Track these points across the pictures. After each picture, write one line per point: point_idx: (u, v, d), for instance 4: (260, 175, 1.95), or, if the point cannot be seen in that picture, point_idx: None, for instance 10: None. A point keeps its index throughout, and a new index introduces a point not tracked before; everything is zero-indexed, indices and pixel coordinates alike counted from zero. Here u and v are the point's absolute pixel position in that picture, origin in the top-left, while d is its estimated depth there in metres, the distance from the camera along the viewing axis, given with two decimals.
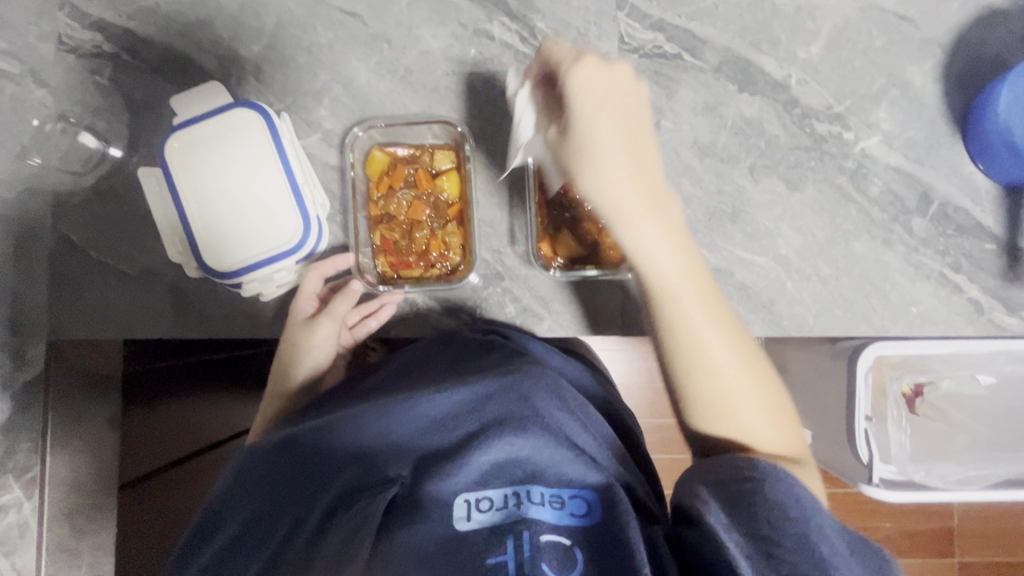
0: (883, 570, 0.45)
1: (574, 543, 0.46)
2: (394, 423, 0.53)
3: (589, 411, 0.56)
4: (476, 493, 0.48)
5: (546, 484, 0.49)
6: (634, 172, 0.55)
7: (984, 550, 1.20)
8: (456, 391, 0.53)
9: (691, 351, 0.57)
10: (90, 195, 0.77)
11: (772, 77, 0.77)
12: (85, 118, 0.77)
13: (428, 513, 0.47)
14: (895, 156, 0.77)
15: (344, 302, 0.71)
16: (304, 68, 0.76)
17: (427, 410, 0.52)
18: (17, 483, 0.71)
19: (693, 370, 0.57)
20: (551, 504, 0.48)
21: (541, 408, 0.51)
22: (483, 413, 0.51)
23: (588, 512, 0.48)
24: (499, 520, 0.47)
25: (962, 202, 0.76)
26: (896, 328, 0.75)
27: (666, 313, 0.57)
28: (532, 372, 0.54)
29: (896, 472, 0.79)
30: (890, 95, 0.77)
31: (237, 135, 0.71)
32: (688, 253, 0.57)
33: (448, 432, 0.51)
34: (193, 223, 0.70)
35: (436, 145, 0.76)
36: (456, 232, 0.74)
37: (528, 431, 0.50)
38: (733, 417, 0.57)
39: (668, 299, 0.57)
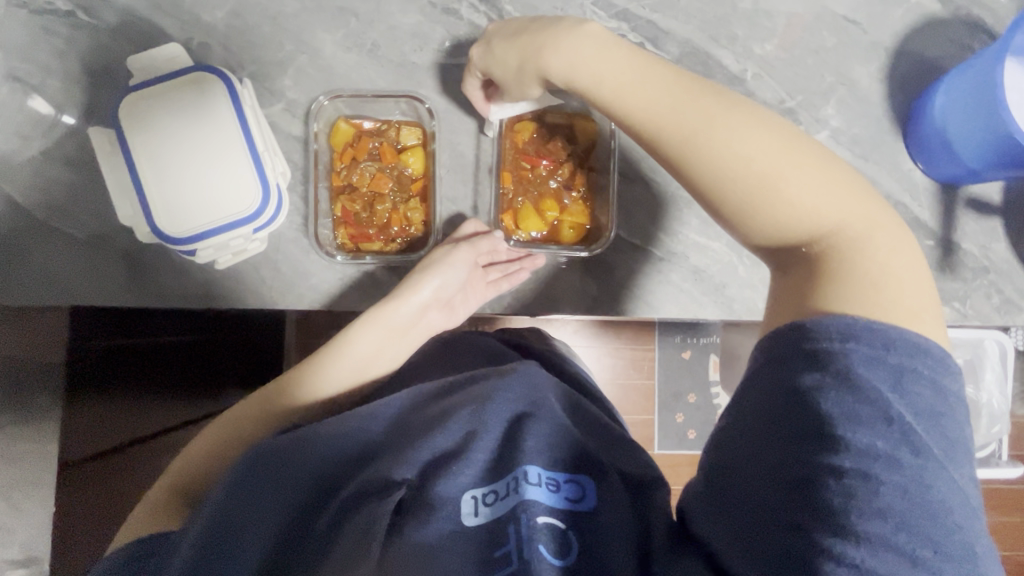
0: (934, 407, 0.43)
1: (568, 526, 0.49)
2: (407, 423, 0.58)
3: (589, 406, 0.61)
4: (482, 488, 0.51)
5: (541, 465, 0.51)
6: (652, 75, 0.54)
7: None
8: (464, 395, 0.57)
9: (728, 180, 0.50)
10: (37, 157, 0.73)
11: (729, 70, 0.80)
12: (35, 76, 0.73)
13: (436, 510, 0.49)
14: (842, 151, 0.81)
15: (486, 243, 0.72)
16: (269, 37, 0.75)
17: (433, 410, 0.58)
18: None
19: (718, 176, 0.51)
20: (547, 487, 0.50)
21: (540, 400, 0.56)
22: (483, 415, 0.54)
23: (582, 498, 0.50)
24: (502, 510, 0.49)
25: (902, 197, 0.81)
26: None
27: (691, 162, 0.52)
28: (522, 370, 0.58)
29: None
30: (839, 93, 0.81)
31: (196, 98, 0.70)
32: (657, 78, 0.54)
33: (450, 432, 0.54)
34: (146, 185, 0.68)
35: (403, 122, 0.77)
36: (419, 207, 0.76)
37: (530, 427, 0.53)
38: (779, 203, 0.50)
39: (687, 138, 0.51)
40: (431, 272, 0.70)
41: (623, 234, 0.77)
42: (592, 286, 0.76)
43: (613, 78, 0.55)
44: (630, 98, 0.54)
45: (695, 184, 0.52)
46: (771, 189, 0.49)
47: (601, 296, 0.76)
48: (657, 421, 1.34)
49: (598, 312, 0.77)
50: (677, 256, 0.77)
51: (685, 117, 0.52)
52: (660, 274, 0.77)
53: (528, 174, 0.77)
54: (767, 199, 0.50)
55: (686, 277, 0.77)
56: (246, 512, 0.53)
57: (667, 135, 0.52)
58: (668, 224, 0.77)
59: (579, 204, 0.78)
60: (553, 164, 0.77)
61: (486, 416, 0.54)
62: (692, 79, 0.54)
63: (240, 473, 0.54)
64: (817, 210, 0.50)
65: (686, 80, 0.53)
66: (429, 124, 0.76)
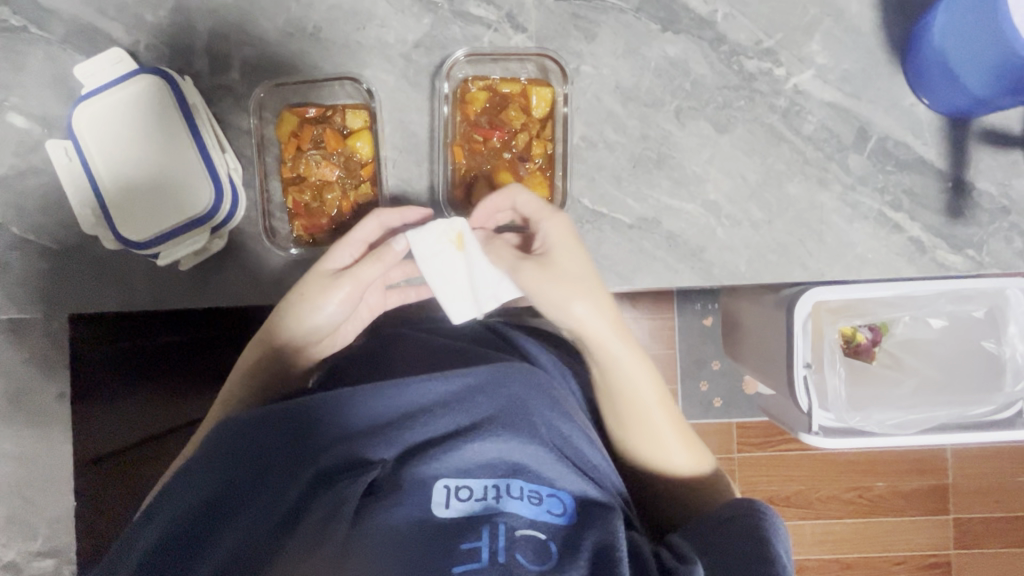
0: None
1: (548, 538, 0.50)
2: (382, 409, 0.54)
3: (576, 413, 0.60)
4: (456, 481, 0.50)
5: (525, 479, 0.52)
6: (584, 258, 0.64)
7: (905, 478, 1.33)
8: (450, 380, 0.55)
9: (628, 412, 0.65)
10: (10, 173, 0.76)
11: (697, 13, 0.72)
12: (1, 94, 0.75)
13: (410, 495, 0.49)
14: (830, 90, 0.73)
15: (373, 265, 0.65)
16: (211, 32, 0.74)
17: (420, 395, 0.55)
18: None
19: (626, 419, 0.66)
20: (529, 500, 0.51)
21: (534, 410, 0.55)
22: (476, 408, 0.54)
23: (563, 512, 0.52)
24: (477, 509, 0.49)
25: (902, 136, 0.73)
26: (834, 271, 0.73)
27: (604, 392, 0.66)
28: (523, 369, 0.56)
29: (836, 419, 0.76)
30: (824, 25, 0.73)
31: (142, 102, 0.70)
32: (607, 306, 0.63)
33: (437, 418, 0.54)
34: (105, 193, 0.70)
35: (349, 105, 0.74)
36: (369, 192, 0.73)
37: (519, 433, 0.53)
38: (654, 440, 0.66)
39: (639, 409, 0.65)
40: (318, 301, 0.65)
41: (588, 203, 0.73)
42: None
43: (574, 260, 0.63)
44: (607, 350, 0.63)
45: (616, 403, 0.65)
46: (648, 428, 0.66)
47: None
48: (680, 390, 1.29)
49: None
50: (649, 221, 0.73)
51: (618, 348, 0.63)
52: (631, 242, 0.73)
53: (479, 146, 0.72)
54: (644, 428, 0.66)
55: (660, 244, 0.73)
56: (209, 492, 0.51)
57: (620, 408, 0.65)
58: (636, 187, 0.73)
59: (537, 175, 0.72)
60: (506, 134, 0.72)
61: (476, 412, 0.54)
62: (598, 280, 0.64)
63: (205, 447, 0.53)
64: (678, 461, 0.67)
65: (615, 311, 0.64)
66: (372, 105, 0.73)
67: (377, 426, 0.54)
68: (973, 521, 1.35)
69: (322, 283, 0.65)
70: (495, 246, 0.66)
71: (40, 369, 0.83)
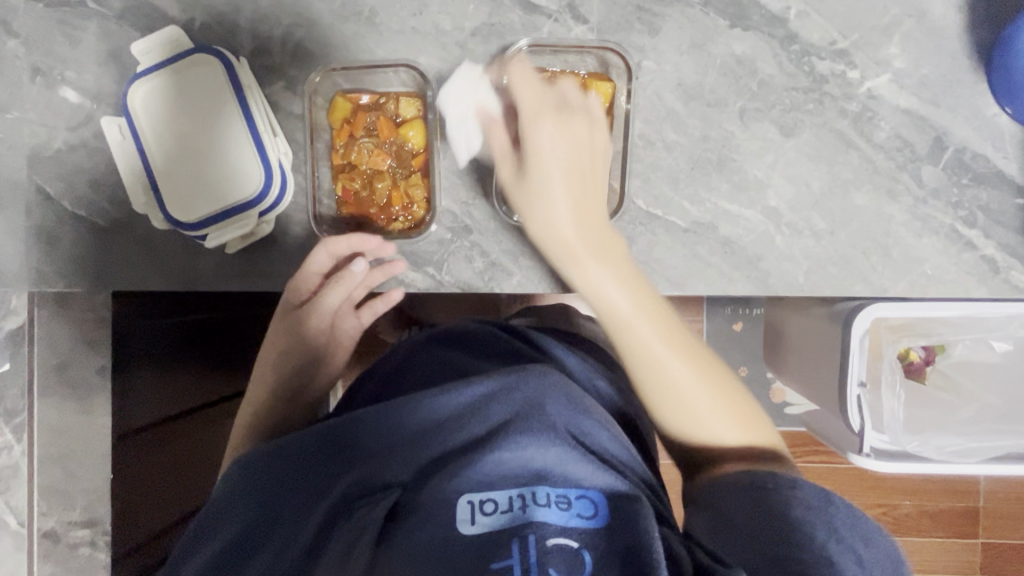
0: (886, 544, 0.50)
1: (582, 545, 0.44)
2: (400, 424, 0.54)
3: (598, 406, 0.57)
4: (480, 494, 0.47)
5: (552, 484, 0.47)
6: (575, 136, 0.63)
7: (940, 499, 1.29)
8: (462, 392, 0.54)
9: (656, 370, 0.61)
10: (63, 148, 0.76)
11: (768, 9, 0.69)
12: (57, 69, 0.76)
13: (429, 514, 0.47)
14: (906, 96, 0.69)
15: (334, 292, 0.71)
16: (266, 12, 0.73)
17: (436, 408, 0.53)
18: (8, 427, 0.78)
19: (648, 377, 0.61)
20: (557, 506, 0.46)
21: (550, 405, 0.51)
22: (489, 416, 0.52)
23: (596, 513, 0.46)
24: (504, 523, 0.45)
25: (981, 148, 0.68)
26: (897, 287, 0.69)
27: (630, 355, 0.61)
28: (534, 371, 0.54)
29: (890, 442, 0.73)
30: (905, 27, 0.68)
31: (197, 82, 0.70)
32: (592, 220, 0.63)
33: (453, 434, 0.52)
34: (156, 173, 0.70)
35: (402, 93, 0.73)
36: (420, 183, 0.71)
37: (535, 434, 0.49)
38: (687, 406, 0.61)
39: (650, 358, 0.60)
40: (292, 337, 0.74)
41: (642, 204, 0.70)
42: None
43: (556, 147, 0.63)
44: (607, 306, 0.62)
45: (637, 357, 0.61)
46: (673, 400, 0.61)
47: None
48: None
49: None
50: (704, 226, 0.70)
51: (603, 275, 0.61)
52: (684, 247, 0.70)
53: None
54: (671, 389, 0.60)
55: (715, 250, 0.70)
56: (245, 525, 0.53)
57: (640, 364, 0.61)
58: (693, 190, 0.70)
59: None
60: None
61: (488, 419, 0.51)
62: (580, 147, 0.63)
63: (240, 474, 0.57)
64: (724, 435, 0.60)
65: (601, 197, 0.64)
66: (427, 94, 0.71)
67: (393, 443, 0.53)
68: (1006, 548, 1.30)
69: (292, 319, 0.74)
70: (493, 129, 0.66)
71: (81, 341, 0.82)
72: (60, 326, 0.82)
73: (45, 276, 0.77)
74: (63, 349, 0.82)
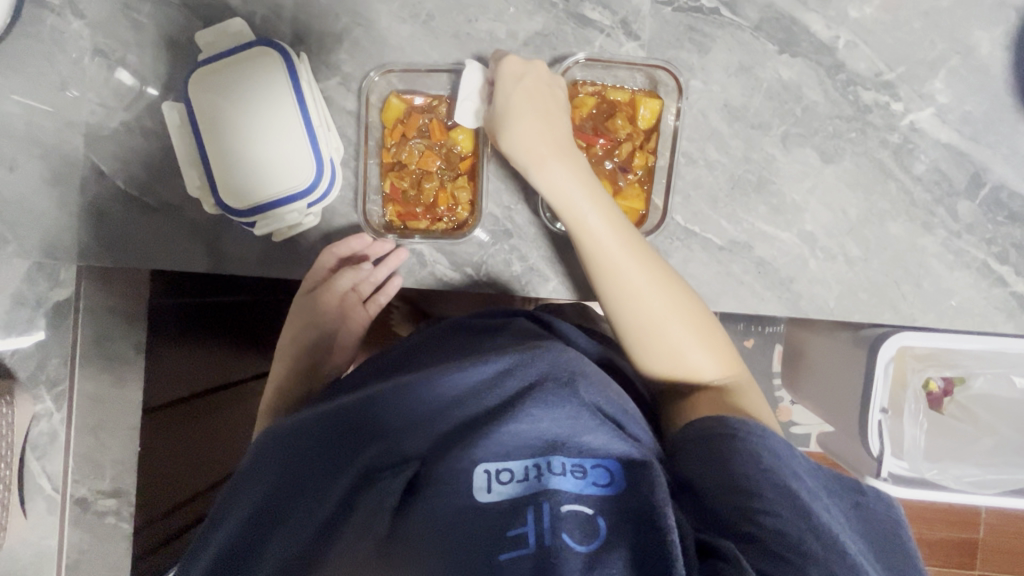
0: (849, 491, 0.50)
1: (597, 512, 0.43)
2: (411, 400, 0.50)
3: (612, 385, 0.54)
4: (497, 464, 0.45)
5: (566, 453, 0.45)
6: (540, 94, 0.66)
7: (941, 528, 1.30)
8: (475, 369, 0.50)
9: (634, 303, 0.62)
10: (119, 129, 0.78)
11: (817, 37, 0.70)
12: (119, 51, 0.78)
13: (447, 484, 0.45)
14: (948, 131, 0.70)
15: (348, 277, 0.75)
16: (326, 9, 0.75)
17: (449, 383, 0.50)
18: (49, 394, 0.81)
19: (625, 308, 0.62)
20: (572, 474, 0.45)
21: (565, 377, 0.49)
22: (504, 388, 0.48)
23: (611, 481, 0.45)
24: (520, 492, 0.44)
25: (1019, 187, 0.70)
26: (926, 317, 0.71)
27: (607, 287, 0.63)
28: (549, 347, 0.52)
29: (909, 469, 0.75)
30: (950, 62, 0.70)
31: (255, 72, 0.71)
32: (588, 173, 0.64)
33: (466, 407, 0.49)
34: (211, 159, 0.72)
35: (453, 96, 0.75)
36: (466, 186, 0.74)
37: (550, 404, 0.46)
38: (665, 341, 0.62)
39: (630, 294, 0.62)
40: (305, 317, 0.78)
41: (680, 220, 0.72)
42: None
43: (523, 104, 0.65)
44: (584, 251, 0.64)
45: (616, 290, 0.62)
46: (653, 340, 0.62)
47: None
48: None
49: None
50: (740, 245, 0.72)
51: (589, 214, 0.62)
52: (718, 264, 0.72)
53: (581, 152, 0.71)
54: (648, 318, 0.62)
55: (749, 269, 0.72)
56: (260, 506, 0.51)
57: (617, 297, 0.62)
58: (731, 209, 0.72)
59: (635, 187, 0.71)
60: (610, 143, 0.71)
61: (504, 391, 0.48)
62: (534, 97, 0.66)
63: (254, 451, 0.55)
64: (700, 364, 0.62)
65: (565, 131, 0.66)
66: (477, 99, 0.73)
67: (405, 416, 0.50)
68: None
69: (305, 302, 0.78)
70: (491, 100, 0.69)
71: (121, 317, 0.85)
72: (101, 299, 0.84)
73: (89, 250, 0.79)
74: (105, 323, 0.84)
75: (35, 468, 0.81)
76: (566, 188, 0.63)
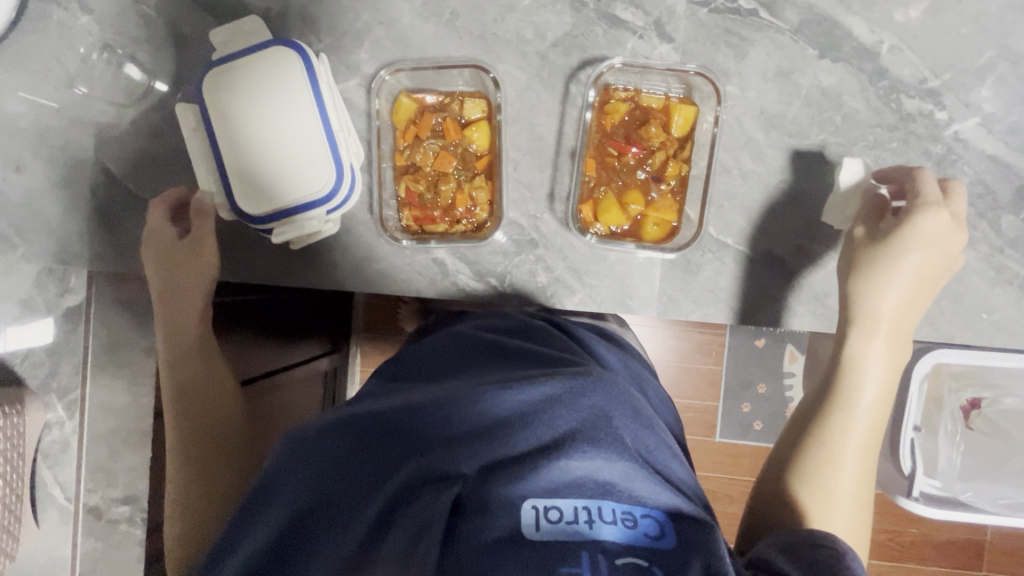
0: None
1: (651, 565, 0.39)
2: (460, 423, 0.48)
3: (662, 429, 0.52)
4: (546, 500, 0.41)
5: (618, 499, 0.42)
6: (928, 263, 0.62)
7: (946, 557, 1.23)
8: (526, 391, 0.48)
9: (852, 389, 0.61)
10: (129, 128, 0.76)
11: (860, 41, 0.67)
12: (128, 47, 0.75)
13: (493, 512, 0.41)
14: (993, 142, 0.67)
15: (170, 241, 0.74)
16: (345, 7, 0.72)
17: (495, 405, 0.48)
18: (61, 403, 0.79)
19: (851, 389, 0.61)
20: (622, 523, 0.40)
21: (617, 417, 0.47)
22: (557, 419, 0.46)
23: (662, 535, 0.41)
24: (569, 532, 0.39)
25: None
26: (965, 335, 0.68)
27: (855, 378, 0.61)
28: (603, 382, 0.49)
29: (940, 488, 0.75)
30: (999, 70, 0.67)
31: (271, 72, 0.68)
32: (913, 287, 0.63)
33: (518, 432, 0.46)
34: (228, 165, 0.69)
35: (466, 93, 0.71)
36: (484, 186, 0.70)
37: (603, 444, 0.44)
38: (839, 464, 0.58)
39: (859, 379, 0.61)
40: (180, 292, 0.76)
41: (714, 233, 0.69)
42: (674, 287, 0.70)
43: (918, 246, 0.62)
44: (860, 349, 0.61)
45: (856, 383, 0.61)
46: (845, 462, 0.58)
47: (682, 298, 0.70)
48: (721, 409, 1.19)
49: (679, 315, 0.71)
50: (774, 258, 0.69)
51: (889, 312, 0.62)
52: (751, 277, 0.70)
53: (613, 161, 0.68)
54: (864, 423, 0.60)
55: (782, 283, 0.70)
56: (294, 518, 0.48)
57: (854, 386, 0.61)
58: (765, 221, 0.69)
59: (668, 198, 0.68)
60: (643, 151, 0.68)
61: (557, 421, 0.46)
62: (934, 283, 0.63)
63: (289, 459, 0.53)
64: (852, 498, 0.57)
65: (920, 308, 0.64)
66: (494, 96, 0.70)
67: (454, 438, 0.48)
68: None
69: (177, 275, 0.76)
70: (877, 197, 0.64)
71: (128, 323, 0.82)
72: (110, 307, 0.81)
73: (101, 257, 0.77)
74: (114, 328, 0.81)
75: (48, 477, 0.79)
76: (887, 307, 0.62)
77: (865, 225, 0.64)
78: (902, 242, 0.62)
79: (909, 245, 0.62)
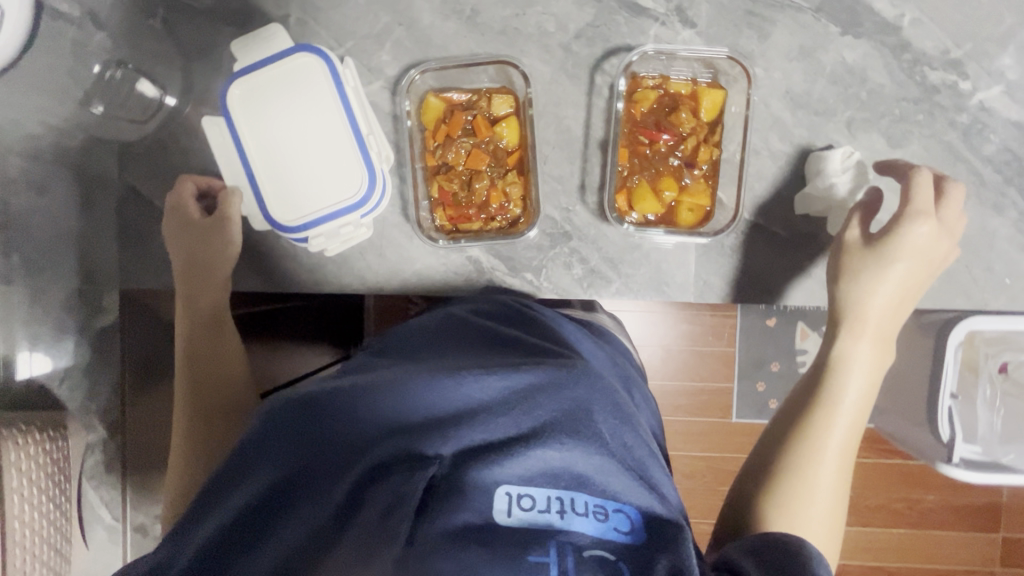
0: None
1: (619, 559, 0.39)
2: (435, 403, 0.44)
3: (644, 430, 0.49)
4: (519, 487, 0.40)
5: (591, 491, 0.41)
6: (913, 275, 0.63)
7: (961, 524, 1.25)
8: (509, 375, 0.45)
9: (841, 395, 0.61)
10: (150, 145, 0.75)
11: (881, 16, 0.68)
12: (144, 62, 0.74)
13: (466, 497, 0.39)
14: (1017, 109, 0.68)
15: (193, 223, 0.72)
16: (365, 10, 0.71)
17: (474, 386, 0.44)
18: (102, 422, 0.81)
19: (837, 393, 0.61)
20: (593, 516, 0.40)
21: (598, 411, 0.45)
22: (539, 408, 0.43)
23: (632, 531, 0.41)
24: (537, 521, 0.39)
25: None
26: (997, 301, 0.70)
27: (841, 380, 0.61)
28: (588, 373, 0.47)
29: (981, 453, 0.75)
30: (1019, 37, 0.67)
31: (298, 81, 0.68)
32: (903, 293, 0.63)
33: (496, 415, 0.43)
34: (258, 176, 0.69)
35: (493, 89, 0.71)
36: (517, 182, 0.70)
37: (581, 436, 0.42)
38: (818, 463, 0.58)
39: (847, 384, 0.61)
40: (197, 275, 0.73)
41: (748, 216, 0.70)
42: (709, 271, 0.71)
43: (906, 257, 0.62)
44: (846, 350, 0.62)
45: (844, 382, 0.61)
46: (824, 464, 0.57)
47: (718, 281, 0.71)
48: (736, 389, 1.20)
49: (716, 298, 0.72)
50: (807, 236, 0.70)
51: (876, 313, 0.63)
52: (784, 257, 0.70)
53: (645, 149, 0.68)
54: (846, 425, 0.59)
55: (816, 261, 0.70)
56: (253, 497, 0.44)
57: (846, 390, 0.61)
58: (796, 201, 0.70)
59: (702, 183, 0.69)
60: (674, 138, 0.68)
61: (540, 407, 0.43)
62: (916, 295, 0.64)
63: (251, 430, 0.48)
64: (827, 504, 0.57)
65: (905, 314, 0.64)
66: (521, 91, 0.70)
67: (429, 417, 0.44)
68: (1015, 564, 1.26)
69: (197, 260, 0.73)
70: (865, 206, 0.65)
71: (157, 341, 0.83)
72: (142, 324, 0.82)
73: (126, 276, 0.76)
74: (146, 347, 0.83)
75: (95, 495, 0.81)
76: (876, 305, 0.62)
77: (861, 227, 0.64)
78: (892, 252, 0.62)
79: (897, 255, 0.62)
